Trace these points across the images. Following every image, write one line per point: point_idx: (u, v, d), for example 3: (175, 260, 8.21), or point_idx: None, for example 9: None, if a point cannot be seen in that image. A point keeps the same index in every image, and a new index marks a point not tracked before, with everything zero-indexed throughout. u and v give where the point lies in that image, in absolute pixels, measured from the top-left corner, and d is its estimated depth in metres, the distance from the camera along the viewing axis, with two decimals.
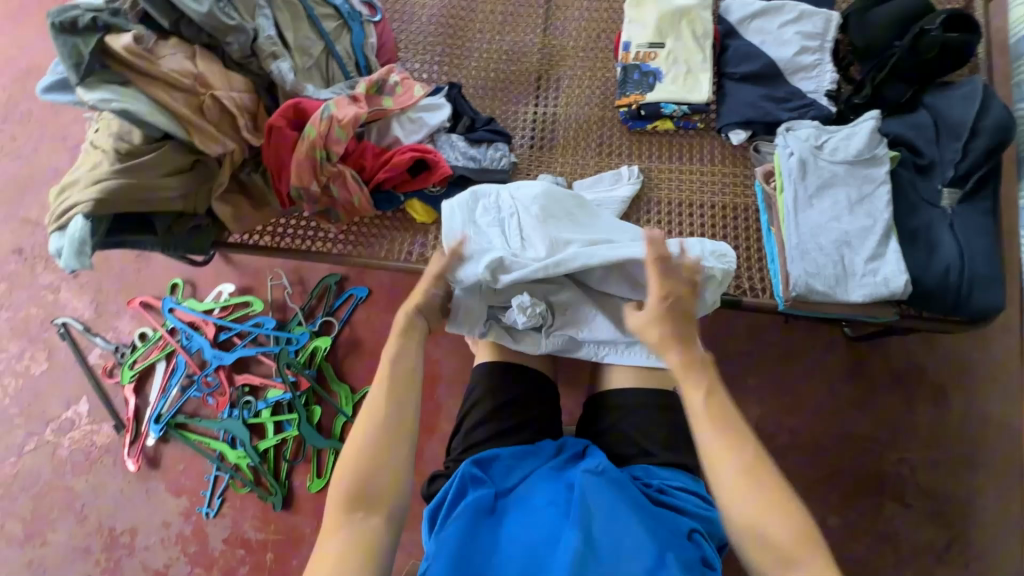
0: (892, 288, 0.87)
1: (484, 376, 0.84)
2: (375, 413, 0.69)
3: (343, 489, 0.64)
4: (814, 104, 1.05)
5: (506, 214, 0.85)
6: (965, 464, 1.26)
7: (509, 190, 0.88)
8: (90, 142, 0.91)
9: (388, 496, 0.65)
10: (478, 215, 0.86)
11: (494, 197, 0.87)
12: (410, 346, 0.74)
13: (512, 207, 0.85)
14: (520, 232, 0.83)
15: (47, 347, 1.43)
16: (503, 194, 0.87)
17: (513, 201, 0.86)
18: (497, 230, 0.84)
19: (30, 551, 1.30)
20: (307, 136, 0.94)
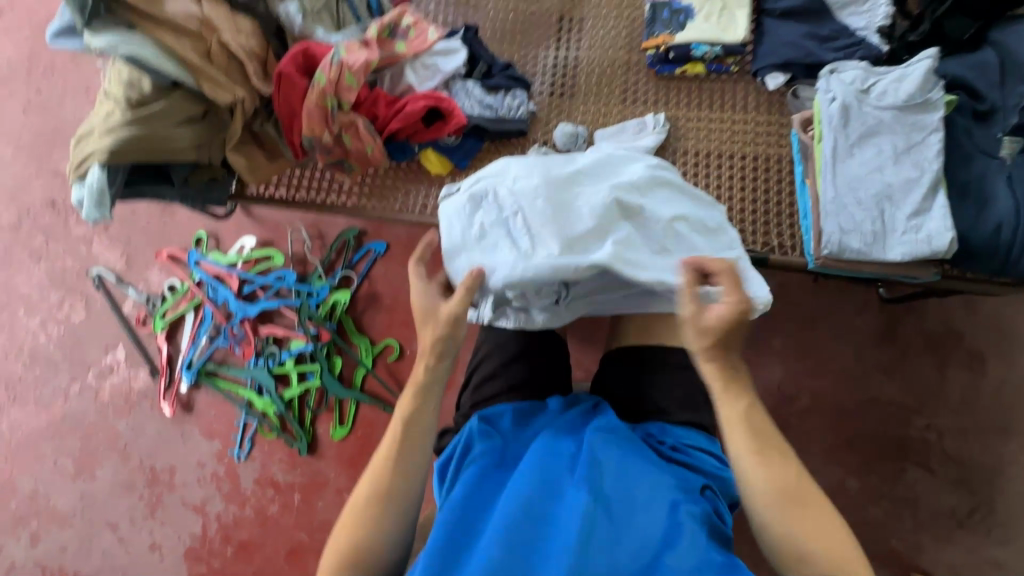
0: (935, 246, 0.81)
1: (497, 331, 0.84)
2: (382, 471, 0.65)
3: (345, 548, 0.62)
4: (863, 43, 0.96)
5: (508, 214, 0.76)
6: (998, 432, 1.21)
7: (504, 181, 0.78)
8: (104, 91, 0.91)
9: (389, 552, 0.63)
10: (479, 218, 0.77)
11: (491, 195, 0.77)
12: (426, 408, 0.68)
13: (512, 205, 0.75)
14: (528, 232, 0.74)
15: (84, 297, 1.49)
16: (500, 189, 0.77)
17: (512, 198, 0.75)
18: (503, 234, 0.76)
19: (81, 484, 1.40)
20: (317, 84, 0.91)
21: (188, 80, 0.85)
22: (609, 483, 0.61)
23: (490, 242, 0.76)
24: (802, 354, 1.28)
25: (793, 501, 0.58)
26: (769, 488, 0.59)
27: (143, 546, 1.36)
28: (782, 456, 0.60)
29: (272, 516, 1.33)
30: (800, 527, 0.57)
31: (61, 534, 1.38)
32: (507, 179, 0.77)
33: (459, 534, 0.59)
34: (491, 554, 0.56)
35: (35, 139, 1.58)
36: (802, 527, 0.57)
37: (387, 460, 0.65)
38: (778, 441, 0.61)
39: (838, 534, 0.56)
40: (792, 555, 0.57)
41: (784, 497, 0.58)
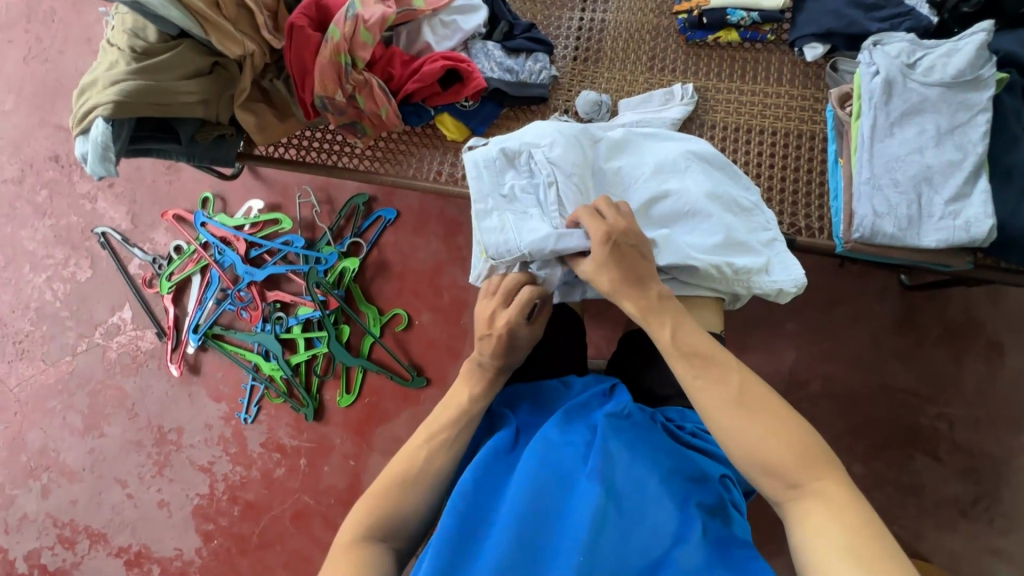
0: (973, 234, 0.78)
1: None
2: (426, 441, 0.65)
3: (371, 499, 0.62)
4: (912, 14, 0.90)
5: (541, 181, 0.74)
6: (1009, 423, 1.20)
7: (540, 148, 0.75)
8: (107, 39, 0.86)
9: (413, 522, 0.62)
10: (511, 178, 0.75)
11: (525, 160, 0.75)
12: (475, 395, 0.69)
13: (548, 172, 0.73)
14: (559, 202, 0.73)
15: (90, 255, 1.47)
16: (536, 155, 0.75)
17: (550, 166, 0.73)
18: (533, 199, 0.74)
19: (90, 441, 1.42)
20: (331, 39, 0.87)
21: (194, 29, 0.80)
22: (623, 475, 0.59)
23: (520, 206, 0.73)
24: (817, 338, 1.26)
25: (740, 407, 0.56)
26: (714, 403, 0.57)
27: (151, 503, 1.38)
28: (725, 369, 0.58)
29: (278, 478, 1.35)
30: (758, 436, 0.55)
31: (70, 488, 1.40)
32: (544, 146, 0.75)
33: (468, 526, 0.58)
34: (503, 557, 0.54)
35: (37, 90, 1.53)
36: (762, 434, 0.54)
37: (433, 434, 0.66)
38: (723, 355, 0.59)
39: (807, 457, 0.53)
40: (761, 469, 0.54)
41: (732, 404, 0.56)
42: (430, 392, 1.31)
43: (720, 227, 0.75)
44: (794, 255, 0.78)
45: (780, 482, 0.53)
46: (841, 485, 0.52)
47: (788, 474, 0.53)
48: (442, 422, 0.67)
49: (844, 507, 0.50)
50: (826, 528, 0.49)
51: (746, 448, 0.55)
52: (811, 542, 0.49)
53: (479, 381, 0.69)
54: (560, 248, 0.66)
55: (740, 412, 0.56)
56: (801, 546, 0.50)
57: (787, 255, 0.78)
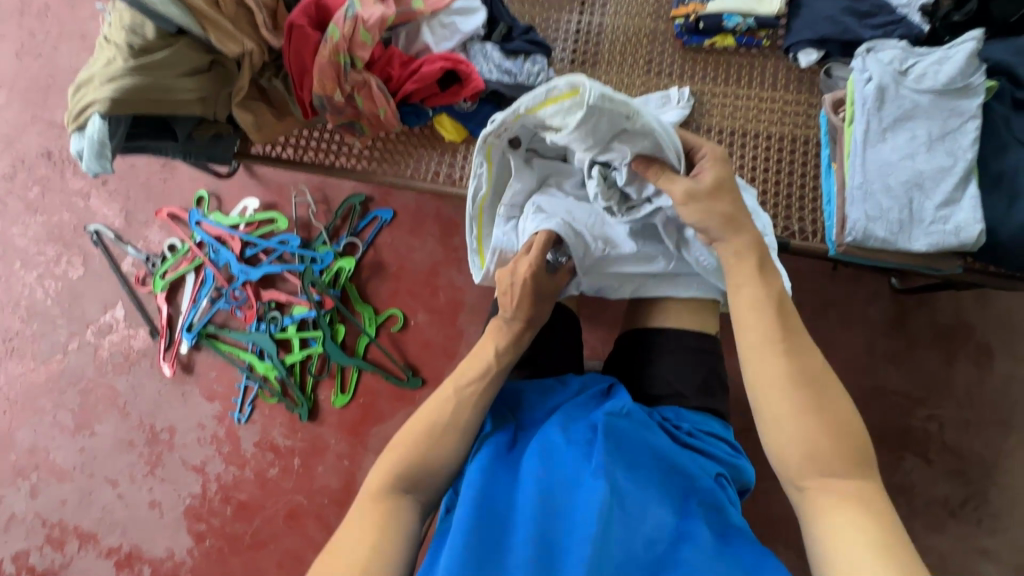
0: (963, 238, 0.79)
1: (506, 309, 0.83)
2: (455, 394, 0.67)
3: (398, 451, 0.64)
4: (904, 22, 0.91)
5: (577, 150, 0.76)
6: (997, 425, 1.22)
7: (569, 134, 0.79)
8: (105, 36, 0.86)
9: (438, 475, 0.64)
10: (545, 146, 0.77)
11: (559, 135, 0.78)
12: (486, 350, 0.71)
13: None
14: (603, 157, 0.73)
15: (82, 253, 1.46)
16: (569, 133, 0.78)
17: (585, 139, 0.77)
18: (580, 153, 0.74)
19: (80, 440, 1.40)
20: (330, 39, 0.87)
21: (193, 27, 0.79)
22: (626, 471, 0.60)
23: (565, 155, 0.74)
24: (809, 341, 1.27)
25: (806, 389, 0.58)
26: (780, 379, 0.59)
27: (142, 503, 1.36)
28: (804, 346, 0.60)
29: (272, 478, 1.34)
30: (808, 424, 0.57)
31: (60, 488, 1.39)
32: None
33: (478, 523, 0.58)
34: (527, 547, 0.55)
35: (29, 86, 1.52)
36: (813, 422, 0.57)
37: (461, 387, 0.68)
38: (803, 334, 0.61)
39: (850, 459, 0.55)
40: (802, 458, 0.57)
41: (794, 384, 0.58)
42: (426, 391, 1.31)
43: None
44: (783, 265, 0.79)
45: (817, 469, 0.56)
46: (871, 483, 0.55)
47: (827, 464, 0.56)
48: (468, 376, 0.69)
49: (869, 501, 0.54)
50: (853, 519, 0.53)
51: (796, 432, 0.57)
52: (839, 528, 0.53)
53: (503, 337, 0.72)
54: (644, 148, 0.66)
55: (803, 393, 0.58)
56: (826, 532, 0.53)
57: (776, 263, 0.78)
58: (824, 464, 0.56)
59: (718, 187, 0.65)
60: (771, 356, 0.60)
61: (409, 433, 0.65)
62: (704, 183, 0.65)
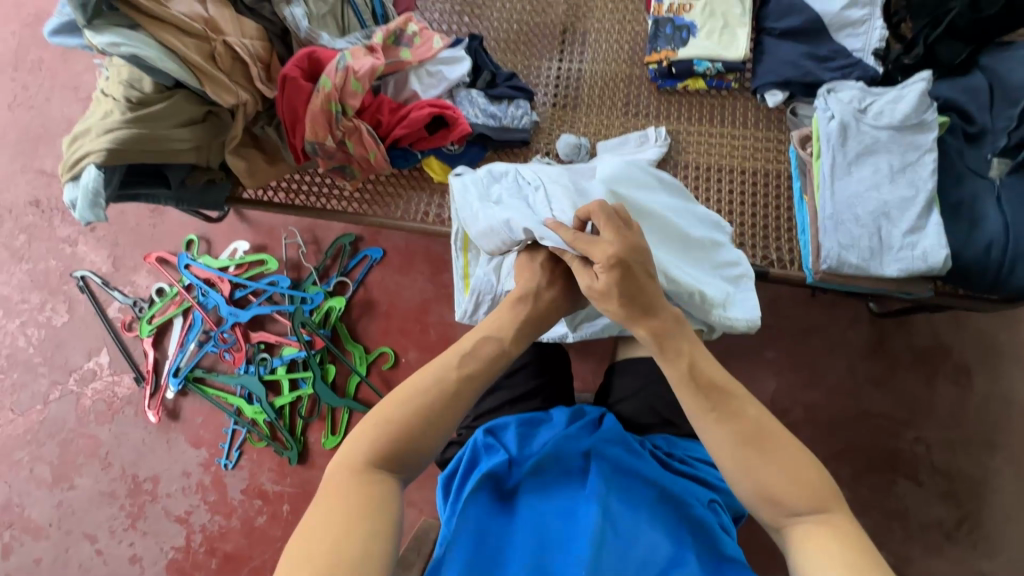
0: (931, 263, 0.83)
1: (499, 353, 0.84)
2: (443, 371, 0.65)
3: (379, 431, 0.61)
4: (860, 65, 0.98)
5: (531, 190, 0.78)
6: (983, 445, 1.24)
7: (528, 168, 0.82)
8: (102, 90, 0.88)
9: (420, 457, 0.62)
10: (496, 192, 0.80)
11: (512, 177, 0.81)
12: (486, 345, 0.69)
13: (536, 180, 0.78)
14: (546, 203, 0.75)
15: (67, 299, 1.44)
16: (522, 173, 0.81)
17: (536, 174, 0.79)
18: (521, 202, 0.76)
19: (59, 494, 1.35)
20: (323, 89, 0.91)
21: (190, 81, 0.82)
22: (618, 495, 0.61)
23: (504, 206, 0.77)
24: (795, 366, 1.30)
25: (748, 446, 0.59)
26: (721, 442, 0.60)
27: (122, 558, 1.31)
28: (735, 410, 0.61)
29: (259, 527, 1.30)
30: (767, 472, 0.58)
31: (35, 546, 1.33)
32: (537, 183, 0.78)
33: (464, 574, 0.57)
34: None
35: (20, 136, 1.54)
36: (765, 470, 0.58)
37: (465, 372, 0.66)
38: (734, 393, 0.62)
39: (810, 487, 0.57)
40: (763, 502, 0.58)
41: (740, 444, 0.59)
42: None
43: (685, 269, 0.79)
44: (756, 296, 0.82)
45: (779, 511, 0.57)
46: (841, 513, 0.56)
47: (790, 506, 0.57)
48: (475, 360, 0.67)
49: (842, 536, 0.54)
50: (829, 550, 0.53)
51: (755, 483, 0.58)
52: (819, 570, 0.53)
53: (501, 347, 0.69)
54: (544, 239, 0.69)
55: (747, 449, 0.59)
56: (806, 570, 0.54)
57: (750, 294, 0.82)
58: (787, 506, 0.57)
59: (610, 291, 0.65)
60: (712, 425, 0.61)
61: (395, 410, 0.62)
62: (600, 286, 0.65)
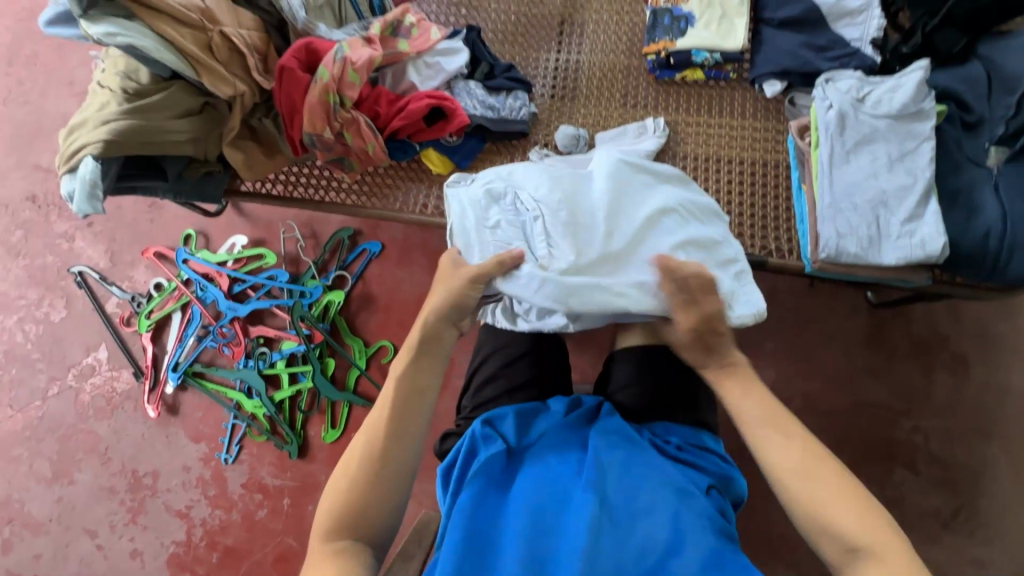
0: (929, 250, 0.83)
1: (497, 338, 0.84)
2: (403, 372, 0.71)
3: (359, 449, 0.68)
4: (858, 54, 0.98)
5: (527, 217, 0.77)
6: (980, 434, 1.25)
7: (528, 188, 0.78)
8: (97, 82, 0.88)
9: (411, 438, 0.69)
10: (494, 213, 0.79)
11: (512, 198, 0.79)
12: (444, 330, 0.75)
13: (534, 209, 0.76)
14: (545, 241, 0.75)
15: (65, 295, 1.44)
16: (522, 195, 0.78)
17: (535, 203, 0.77)
18: (518, 233, 0.77)
19: (59, 489, 1.35)
20: (320, 79, 0.90)
21: (187, 71, 0.82)
22: (614, 483, 0.62)
23: (502, 237, 0.78)
24: (794, 357, 1.30)
25: (810, 479, 0.61)
26: (786, 468, 0.63)
27: (123, 553, 1.31)
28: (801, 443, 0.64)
29: (260, 521, 1.30)
30: (827, 502, 0.60)
31: (35, 541, 1.33)
32: (533, 187, 0.78)
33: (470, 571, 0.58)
34: None
35: (15, 131, 1.53)
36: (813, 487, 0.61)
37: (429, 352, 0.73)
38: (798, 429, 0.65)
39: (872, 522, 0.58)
40: (821, 531, 0.60)
41: (803, 473, 0.62)
42: None
43: None
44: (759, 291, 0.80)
45: (839, 546, 0.58)
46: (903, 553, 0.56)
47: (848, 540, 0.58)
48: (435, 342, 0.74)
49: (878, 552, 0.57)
50: None
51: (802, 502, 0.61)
52: None
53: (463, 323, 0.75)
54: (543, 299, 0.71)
55: (811, 479, 0.61)
56: None
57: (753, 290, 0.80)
58: (847, 537, 0.58)
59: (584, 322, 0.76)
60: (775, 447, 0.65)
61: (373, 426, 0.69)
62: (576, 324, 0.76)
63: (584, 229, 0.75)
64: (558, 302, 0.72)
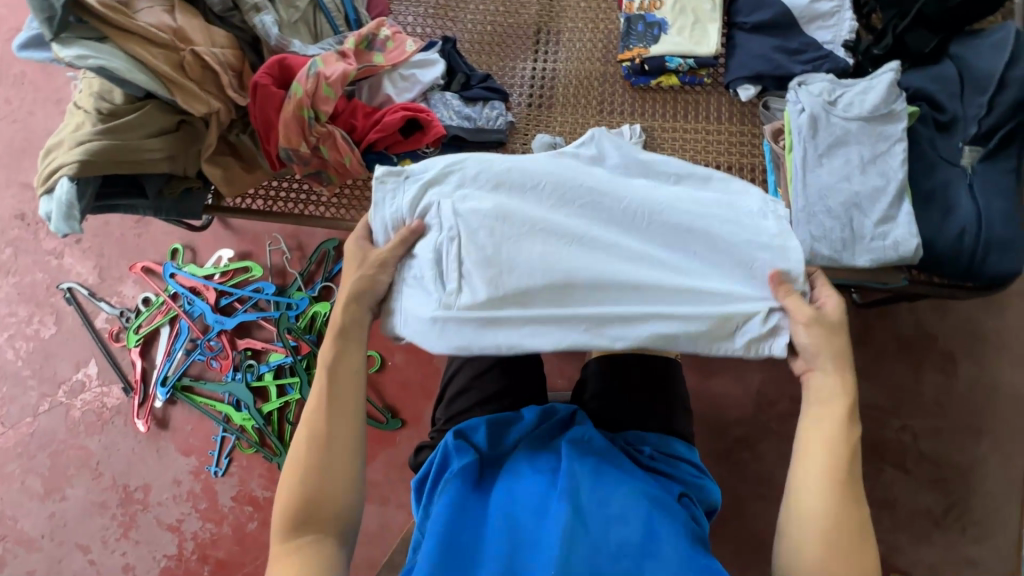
0: (902, 252, 0.84)
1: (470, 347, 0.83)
2: (318, 405, 0.68)
3: (286, 496, 0.63)
4: (829, 57, 0.98)
5: (446, 237, 0.72)
6: (969, 431, 1.24)
7: (453, 200, 0.74)
8: (74, 102, 0.89)
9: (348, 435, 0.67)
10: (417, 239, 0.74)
11: (435, 212, 0.73)
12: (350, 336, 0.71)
13: (453, 229, 0.72)
14: (459, 269, 0.71)
15: (55, 312, 1.45)
16: (445, 207, 0.73)
17: (456, 221, 0.72)
18: (434, 261, 0.71)
19: (50, 505, 1.36)
20: (294, 95, 0.91)
21: (160, 91, 0.82)
22: (585, 490, 0.62)
23: (421, 270, 0.72)
24: None
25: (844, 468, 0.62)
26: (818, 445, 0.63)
27: (115, 568, 1.31)
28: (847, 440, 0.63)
29: (251, 533, 1.30)
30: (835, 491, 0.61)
31: (28, 558, 1.33)
32: (456, 197, 0.74)
33: None
34: None
35: (4, 150, 1.54)
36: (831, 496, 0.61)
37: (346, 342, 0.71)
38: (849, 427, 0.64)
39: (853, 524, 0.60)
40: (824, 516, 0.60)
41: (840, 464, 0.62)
42: (406, 433, 1.30)
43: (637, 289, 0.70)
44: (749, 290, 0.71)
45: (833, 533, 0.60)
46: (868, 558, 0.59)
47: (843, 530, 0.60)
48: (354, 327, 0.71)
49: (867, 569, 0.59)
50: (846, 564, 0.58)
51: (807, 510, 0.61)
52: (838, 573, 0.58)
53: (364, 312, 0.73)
54: (460, 341, 0.69)
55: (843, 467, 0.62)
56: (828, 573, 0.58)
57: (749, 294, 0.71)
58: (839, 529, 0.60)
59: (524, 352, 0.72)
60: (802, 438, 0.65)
61: (299, 469, 0.65)
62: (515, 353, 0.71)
63: (519, 235, 0.71)
64: (466, 342, 0.69)
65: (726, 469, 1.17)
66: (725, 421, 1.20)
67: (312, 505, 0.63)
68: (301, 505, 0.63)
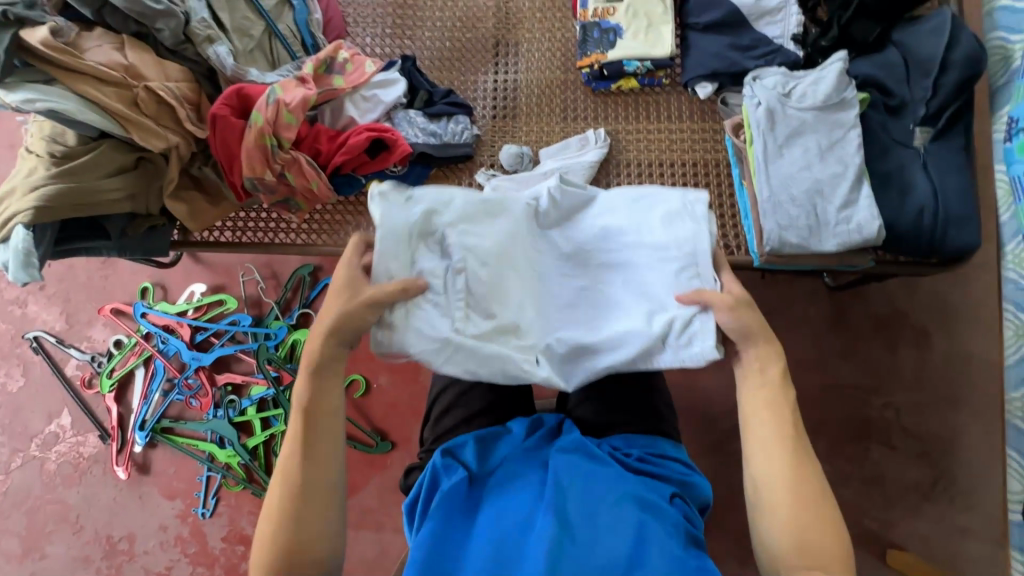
0: (866, 235, 0.85)
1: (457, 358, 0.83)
2: (304, 457, 0.65)
3: (268, 543, 0.61)
4: (781, 50, 1.01)
5: (451, 264, 0.73)
6: (948, 403, 1.28)
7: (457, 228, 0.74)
8: (25, 147, 0.86)
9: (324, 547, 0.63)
10: (421, 258, 0.73)
11: (439, 238, 0.74)
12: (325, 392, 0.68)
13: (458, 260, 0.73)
14: (465, 301, 0.71)
15: (22, 363, 1.40)
16: (450, 234, 0.74)
17: (461, 251, 0.73)
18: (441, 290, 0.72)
19: (30, 565, 1.30)
20: (254, 124, 0.89)
21: (115, 130, 0.81)
22: (574, 504, 0.61)
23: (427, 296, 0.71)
24: None
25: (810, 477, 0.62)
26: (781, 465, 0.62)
27: None
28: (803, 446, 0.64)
29: (244, 573, 1.27)
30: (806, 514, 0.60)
31: None
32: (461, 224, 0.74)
33: None
34: None
35: None
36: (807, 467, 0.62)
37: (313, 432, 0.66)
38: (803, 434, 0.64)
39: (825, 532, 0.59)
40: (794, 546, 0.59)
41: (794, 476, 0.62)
42: (397, 454, 1.28)
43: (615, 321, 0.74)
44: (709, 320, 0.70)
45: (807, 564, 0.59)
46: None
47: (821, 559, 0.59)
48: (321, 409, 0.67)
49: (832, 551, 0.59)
50: None
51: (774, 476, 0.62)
52: None
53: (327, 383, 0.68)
54: (465, 372, 0.70)
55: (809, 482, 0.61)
56: None
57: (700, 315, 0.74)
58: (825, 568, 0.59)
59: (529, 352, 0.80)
60: (748, 387, 0.67)
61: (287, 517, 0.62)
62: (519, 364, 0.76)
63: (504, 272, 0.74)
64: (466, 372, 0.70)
65: (717, 462, 1.18)
66: (714, 414, 1.21)
67: (299, 553, 0.61)
68: (286, 552, 0.61)
